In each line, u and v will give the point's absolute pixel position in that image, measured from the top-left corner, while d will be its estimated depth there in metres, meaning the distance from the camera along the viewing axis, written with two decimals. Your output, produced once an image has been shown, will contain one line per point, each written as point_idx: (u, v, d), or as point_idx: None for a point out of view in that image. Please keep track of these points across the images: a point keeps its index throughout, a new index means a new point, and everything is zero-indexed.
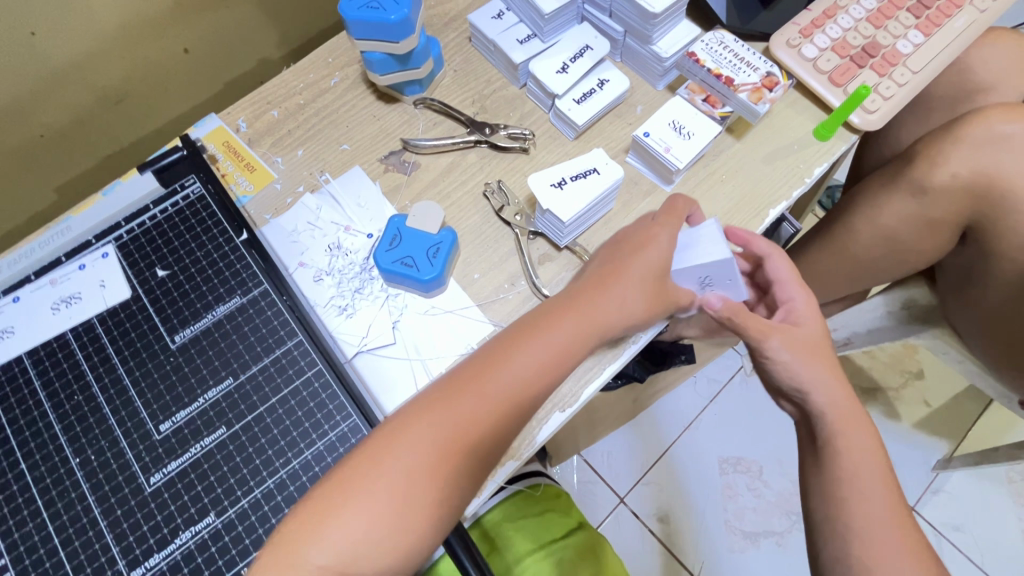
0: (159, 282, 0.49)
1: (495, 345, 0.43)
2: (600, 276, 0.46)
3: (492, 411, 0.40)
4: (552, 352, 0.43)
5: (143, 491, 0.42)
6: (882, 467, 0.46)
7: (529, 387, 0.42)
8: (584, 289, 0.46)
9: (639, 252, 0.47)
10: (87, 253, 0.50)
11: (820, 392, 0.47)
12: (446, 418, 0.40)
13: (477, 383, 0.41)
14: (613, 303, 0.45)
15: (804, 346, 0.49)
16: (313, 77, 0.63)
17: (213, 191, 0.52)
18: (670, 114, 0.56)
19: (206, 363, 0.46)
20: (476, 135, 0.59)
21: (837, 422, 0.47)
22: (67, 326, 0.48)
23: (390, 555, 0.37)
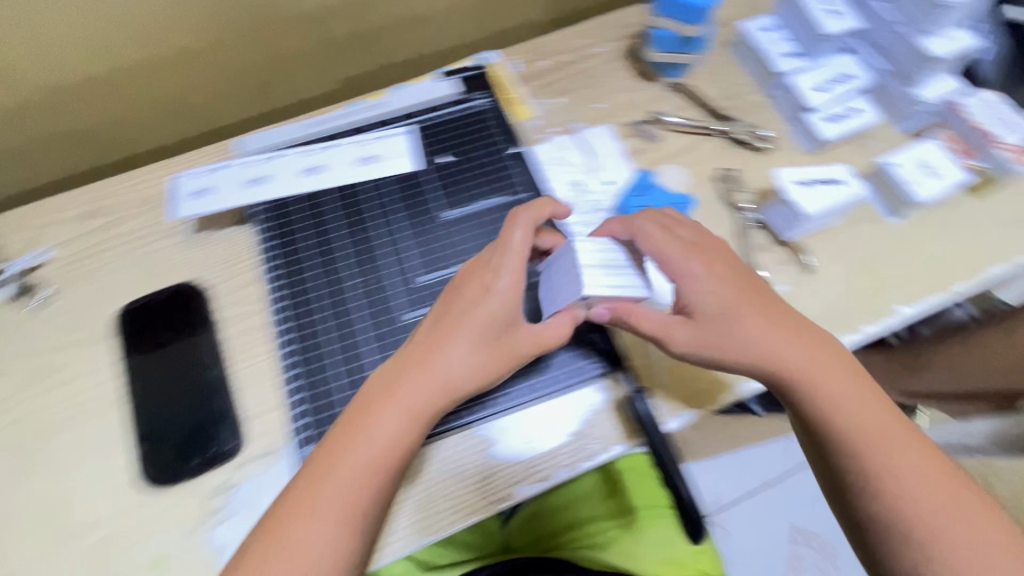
0: (441, 166, 0.58)
1: (375, 395, 0.45)
2: (431, 331, 0.47)
3: (376, 458, 0.43)
4: (422, 394, 0.45)
5: (400, 322, 0.51)
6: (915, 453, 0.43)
7: (417, 423, 0.44)
8: (418, 342, 0.46)
9: (456, 292, 0.47)
10: (390, 128, 0.59)
11: (843, 393, 0.45)
12: (341, 473, 0.42)
13: (373, 429, 0.44)
14: (445, 355, 0.45)
15: (767, 335, 0.46)
16: (583, 42, 0.71)
17: (497, 107, 0.61)
18: (920, 154, 0.58)
19: (467, 241, 0.54)
20: (719, 125, 0.65)
21: (873, 423, 0.44)
22: (364, 177, 0.57)
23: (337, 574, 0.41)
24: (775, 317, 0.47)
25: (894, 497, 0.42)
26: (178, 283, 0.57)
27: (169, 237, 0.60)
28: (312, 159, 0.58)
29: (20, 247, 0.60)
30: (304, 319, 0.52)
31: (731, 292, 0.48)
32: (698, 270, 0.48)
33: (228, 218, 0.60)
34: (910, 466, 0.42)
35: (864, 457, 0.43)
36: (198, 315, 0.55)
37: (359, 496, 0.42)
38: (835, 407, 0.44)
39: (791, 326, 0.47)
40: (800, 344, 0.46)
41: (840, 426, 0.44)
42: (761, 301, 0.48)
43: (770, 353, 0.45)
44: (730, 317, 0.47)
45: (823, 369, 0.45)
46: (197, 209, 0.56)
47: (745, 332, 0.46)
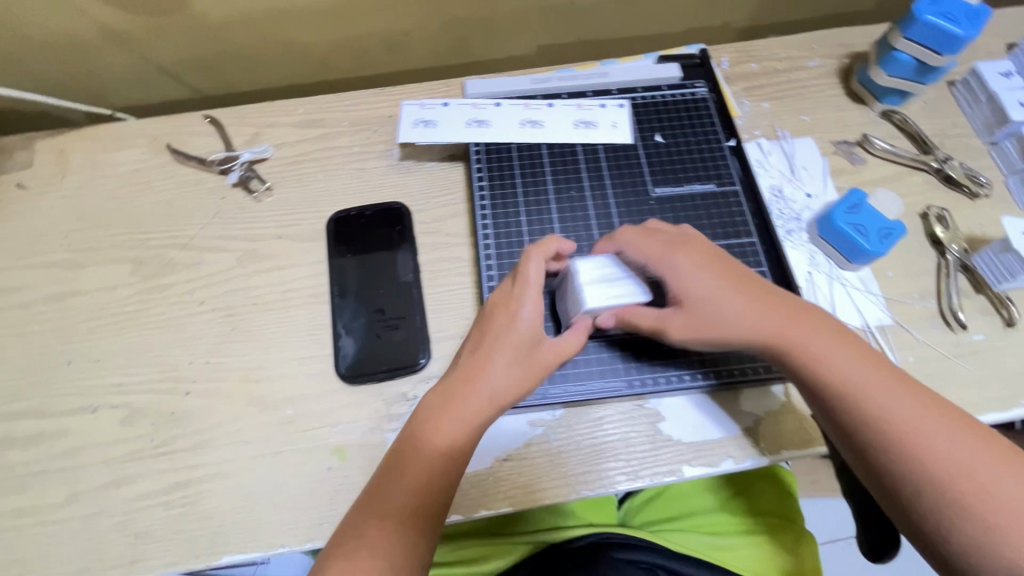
0: (656, 144, 0.59)
1: (419, 423, 0.46)
2: (472, 356, 0.47)
3: (433, 474, 0.44)
4: (466, 414, 0.45)
5: None
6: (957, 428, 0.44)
7: (464, 441, 0.45)
8: (459, 368, 0.47)
9: (502, 322, 0.48)
10: (610, 98, 0.61)
11: (866, 382, 0.45)
12: (408, 487, 0.44)
13: (419, 446, 0.45)
14: (488, 379, 0.46)
15: (756, 315, 0.47)
16: (796, 53, 0.70)
17: (716, 99, 0.61)
18: None
19: (673, 220, 0.55)
20: (932, 161, 0.62)
21: (899, 406, 0.44)
22: (582, 139, 0.58)
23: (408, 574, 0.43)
24: (776, 300, 0.48)
25: (930, 476, 0.42)
26: (391, 203, 0.61)
27: (378, 160, 0.64)
28: (533, 113, 0.60)
29: (243, 140, 0.65)
30: (509, 259, 0.54)
31: (732, 277, 0.49)
32: (708, 277, 0.48)
33: (435, 153, 0.64)
34: (948, 442, 0.43)
35: (896, 436, 0.43)
36: (406, 235, 0.59)
37: (420, 509, 0.44)
38: (861, 393, 0.45)
39: (797, 317, 0.48)
40: (811, 331, 0.47)
41: (877, 420, 0.44)
42: (756, 287, 0.49)
43: (790, 346, 0.47)
44: (721, 299, 0.48)
45: (843, 359, 0.46)
46: (420, 137, 0.59)
47: (730, 308, 0.47)
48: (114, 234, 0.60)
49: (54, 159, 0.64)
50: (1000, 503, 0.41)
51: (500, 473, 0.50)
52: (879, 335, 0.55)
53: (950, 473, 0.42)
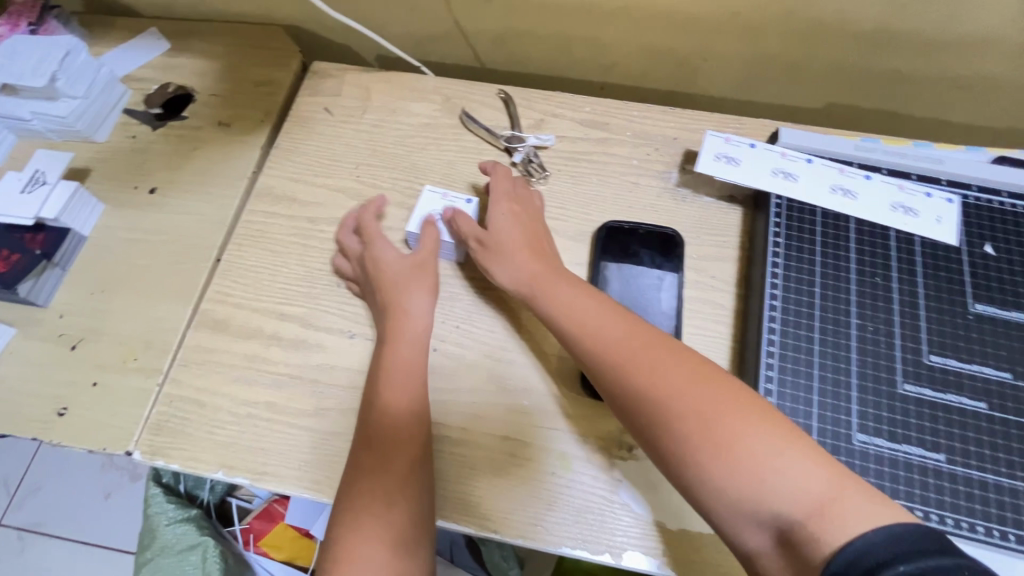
0: (983, 255, 0.52)
1: (368, 379, 0.51)
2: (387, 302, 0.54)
3: (362, 422, 0.49)
4: (400, 369, 0.50)
5: (897, 388, 0.47)
6: (721, 396, 0.41)
7: (377, 378, 0.51)
8: (383, 319, 0.54)
9: (386, 271, 0.55)
10: (937, 189, 0.55)
11: (682, 397, 0.42)
12: (360, 466, 0.47)
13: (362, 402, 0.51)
14: (422, 320, 0.53)
15: (581, 304, 0.49)
16: None
17: None
18: None
19: (991, 346, 0.48)
20: None
21: (724, 419, 0.40)
22: (898, 226, 0.53)
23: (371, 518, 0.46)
24: (579, 289, 0.50)
25: (763, 495, 0.37)
26: (667, 227, 0.59)
27: (655, 180, 0.63)
28: (846, 181, 0.55)
29: (530, 123, 0.67)
30: (795, 328, 0.49)
31: (537, 272, 0.52)
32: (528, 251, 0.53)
33: (717, 189, 0.61)
34: (775, 465, 0.38)
35: (717, 448, 0.39)
36: (676, 264, 0.56)
37: (357, 454, 0.48)
38: (681, 410, 0.41)
39: (596, 307, 0.48)
40: (612, 335, 0.46)
41: (685, 432, 0.41)
42: (523, 230, 0.55)
43: (610, 367, 0.45)
44: (491, 239, 0.54)
45: (660, 369, 0.43)
46: (718, 171, 0.57)
47: (512, 273, 0.53)
48: (397, 178, 0.64)
49: (359, 94, 0.69)
50: (839, 514, 0.35)
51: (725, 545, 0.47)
52: None
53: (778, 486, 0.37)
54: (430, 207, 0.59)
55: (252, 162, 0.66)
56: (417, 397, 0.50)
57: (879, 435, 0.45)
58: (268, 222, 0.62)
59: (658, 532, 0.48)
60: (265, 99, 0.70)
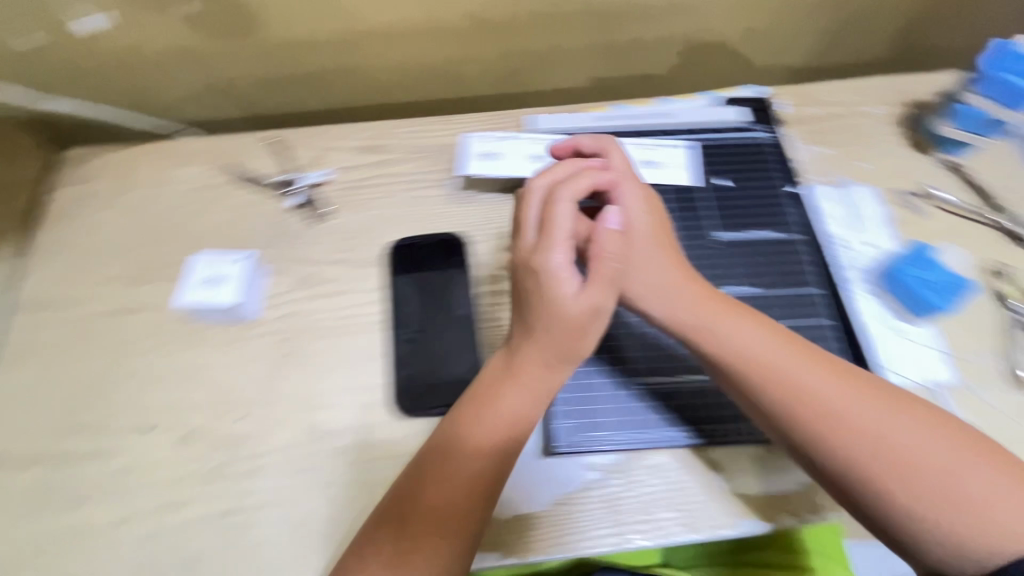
0: (720, 188, 0.58)
1: (458, 423, 0.45)
2: (496, 377, 0.46)
3: (457, 477, 0.43)
4: (504, 420, 0.45)
5: None
6: (907, 417, 0.42)
7: (479, 438, 0.44)
8: (495, 379, 0.46)
9: (538, 272, 0.44)
10: (674, 138, 0.61)
11: (848, 407, 0.42)
12: (434, 500, 0.42)
13: (437, 472, 0.43)
14: (524, 405, 0.45)
15: (733, 323, 0.46)
16: (856, 100, 0.70)
17: (778, 145, 0.61)
18: None
19: (737, 266, 0.55)
20: (996, 217, 0.62)
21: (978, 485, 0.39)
22: (646, 180, 0.58)
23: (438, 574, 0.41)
24: (746, 315, 0.47)
25: (949, 502, 0.38)
26: (444, 233, 0.61)
27: (437, 188, 0.64)
28: None
29: (306, 162, 0.66)
30: None
31: (689, 297, 0.48)
32: (660, 263, 0.49)
33: (494, 183, 0.63)
34: (943, 472, 0.39)
35: (953, 499, 0.38)
36: (456, 265, 0.59)
37: (431, 519, 0.42)
38: (879, 444, 0.40)
39: (779, 340, 0.45)
40: (780, 352, 0.45)
41: (858, 438, 0.41)
42: (661, 236, 0.50)
43: (773, 388, 0.44)
44: (630, 238, 0.49)
45: (818, 377, 0.43)
46: (483, 169, 0.60)
47: (659, 296, 0.48)
48: (175, 251, 0.61)
49: (120, 173, 0.65)
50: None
51: (555, 516, 0.49)
52: (949, 396, 0.52)
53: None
54: (206, 270, 0.58)
55: (10, 273, 0.60)
56: (513, 461, 0.45)
57: None
58: (36, 334, 0.57)
59: (495, 527, 0.49)
60: (14, 203, 0.64)
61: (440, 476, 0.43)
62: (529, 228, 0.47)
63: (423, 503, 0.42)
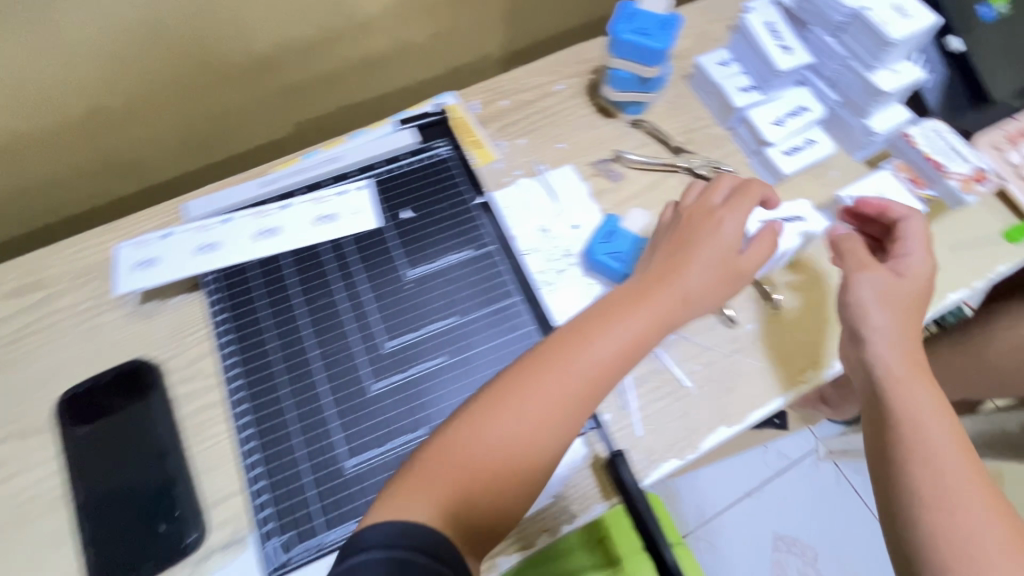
0: (404, 221, 0.55)
1: (560, 358, 0.45)
2: (654, 278, 0.49)
3: (552, 421, 0.43)
4: (626, 340, 0.46)
5: (368, 393, 0.48)
6: (971, 470, 0.45)
7: (592, 379, 0.44)
8: (644, 283, 0.49)
9: (708, 237, 0.50)
10: (348, 183, 0.57)
11: (940, 437, 0.46)
12: (523, 404, 0.43)
13: (529, 397, 0.43)
14: (644, 327, 0.46)
15: (918, 385, 0.49)
16: (542, 81, 0.71)
17: (460, 156, 0.59)
18: (878, 184, 0.60)
19: (435, 300, 0.52)
20: (681, 161, 0.65)
21: (961, 487, 0.44)
22: (324, 238, 0.55)
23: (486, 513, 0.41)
24: (919, 380, 0.49)
25: (945, 514, 0.43)
26: (127, 361, 0.53)
27: (113, 310, 0.56)
28: (267, 221, 0.55)
29: None
30: (264, 394, 0.48)
31: (902, 354, 0.50)
32: (885, 322, 0.51)
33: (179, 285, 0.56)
34: (978, 535, 0.42)
35: (929, 469, 0.45)
36: (143, 395, 0.51)
37: (496, 468, 0.42)
38: (910, 424, 0.47)
39: (912, 369, 0.49)
40: (936, 416, 0.47)
41: (913, 451, 0.46)
42: (901, 304, 0.51)
43: (908, 412, 0.47)
44: (887, 290, 0.51)
45: (939, 430, 0.47)
46: (140, 282, 0.52)
47: (875, 305, 0.51)
48: None
49: None
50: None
51: None
52: (669, 354, 0.56)
53: (960, 521, 0.43)
54: None
55: None
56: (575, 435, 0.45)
57: (369, 446, 0.46)
58: None
59: None
60: None
61: (544, 410, 0.43)
62: (710, 202, 0.52)
63: (508, 445, 0.42)
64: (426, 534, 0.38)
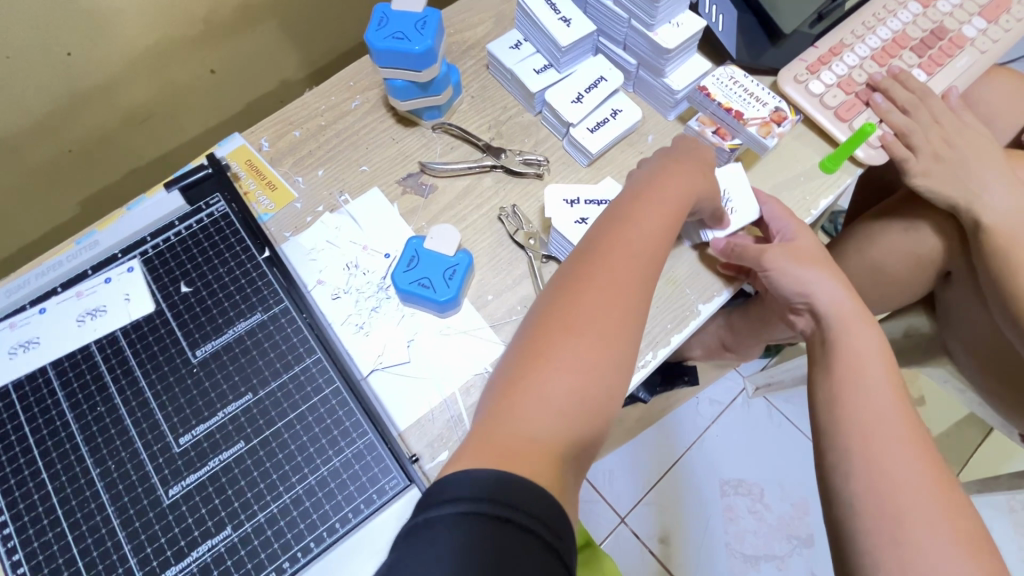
0: (183, 297, 0.50)
1: (608, 239, 0.46)
2: (666, 169, 0.51)
3: (629, 292, 0.43)
4: (646, 243, 0.46)
5: (161, 502, 0.44)
6: (913, 433, 0.46)
7: (645, 246, 0.46)
8: (663, 165, 0.52)
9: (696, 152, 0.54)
10: (113, 267, 0.51)
11: (876, 378, 0.50)
12: (581, 311, 0.42)
13: (601, 275, 0.43)
14: (672, 202, 0.49)
15: (872, 342, 0.52)
16: (335, 100, 0.65)
17: (237, 210, 0.54)
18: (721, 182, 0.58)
19: (226, 379, 0.47)
20: (492, 160, 0.61)
21: (886, 433, 0.46)
22: (91, 337, 0.49)
23: (589, 393, 0.39)
24: (866, 321, 0.53)
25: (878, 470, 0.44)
26: None
27: None
28: (25, 332, 0.49)
29: None
30: (41, 535, 0.43)
31: (856, 311, 0.54)
32: (825, 284, 0.55)
33: None
34: (905, 493, 0.43)
35: (868, 420, 0.47)
36: None
37: (603, 343, 0.41)
38: (857, 358, 0.51)
39: (858, 308, 0.54)
40: (874, 364, 0.51)
41: (855, 401, 0.49)
42: (812, 259, 0.55)
43: (853, 365, 0.51)
44: (797, 254, 0.55)
45: (887, 383, 0.49)
46: None
47: (823, 287, 0.54)
48: None
49: None
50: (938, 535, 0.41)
51: None
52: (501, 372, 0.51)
53: (882, 450, 0.45)
54: None
55: None
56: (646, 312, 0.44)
57: (166, 565, 0.42)
58: None
59: None
60: None
61: (616, 281, 0.43)
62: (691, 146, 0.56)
63: (600, 317, 0.41)
64: (528, 485, 0.32)
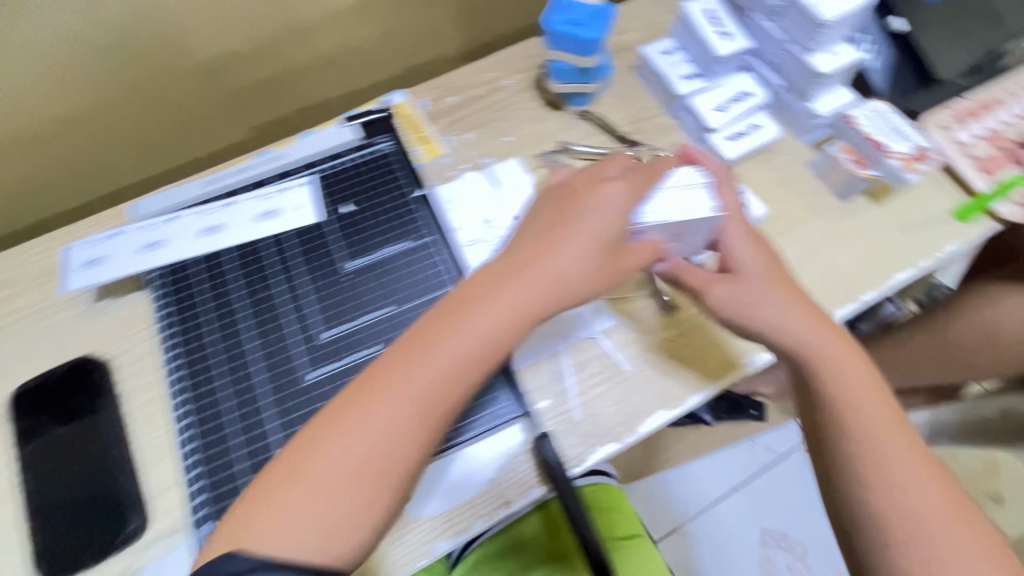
0: (346, 216, 0.57)
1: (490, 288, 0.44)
2: (559, 213, 0.47)
3: (450, 382, 0.42)
4: (546, 294, 0.44)
5: (305, 381, 0.50)
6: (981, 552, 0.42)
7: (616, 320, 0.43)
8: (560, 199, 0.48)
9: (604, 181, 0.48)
10: (294, 179, 0.59)
11: (909, 482, 0.44)
12: (394, 383, 0.41)
13: (433, 351, 0.42)
14: (571, 261, 0.45)
15: (891, 439, 0.45)
16: (492, 76, 0.71)
17: (401, 151, 0.61)
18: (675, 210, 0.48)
19: (371, 291, 0.53)
20: (626, 151, 0.65)
21: (955, 543, 0.42)
22: (266, 233, 0.55)
23: (359, 493, 0.39)
24: (869, 394, 0.46)
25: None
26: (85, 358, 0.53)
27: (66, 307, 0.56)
28: (212, 219, 0.56)
29: None
30: (204, 385, 0.50)
31: (871, 385, 0.47)
32: (823, 341, 0.47)
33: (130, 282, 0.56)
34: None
35: (917, 532, 0.42)
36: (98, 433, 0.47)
37: (391, 431, 0.40)
38: (886, 459, 0.44)
39: (869, 377, 0.47)
40: (899, 473, 0.44)
41: (896, 512, 0.43)
42: (819, 318, 0.48)
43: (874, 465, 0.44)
44: (803, 312, 0.48)
45: (926, 491, 0.43)
46: (88, 280, 0.53)
47: (825, 348, 0.47)
48: None
49: None
50: None
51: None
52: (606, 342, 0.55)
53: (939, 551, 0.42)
54: None
55: None
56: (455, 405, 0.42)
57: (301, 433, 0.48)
58: None
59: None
60: None
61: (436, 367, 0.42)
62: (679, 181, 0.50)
63: (415, 395, 0.41)
64: None
